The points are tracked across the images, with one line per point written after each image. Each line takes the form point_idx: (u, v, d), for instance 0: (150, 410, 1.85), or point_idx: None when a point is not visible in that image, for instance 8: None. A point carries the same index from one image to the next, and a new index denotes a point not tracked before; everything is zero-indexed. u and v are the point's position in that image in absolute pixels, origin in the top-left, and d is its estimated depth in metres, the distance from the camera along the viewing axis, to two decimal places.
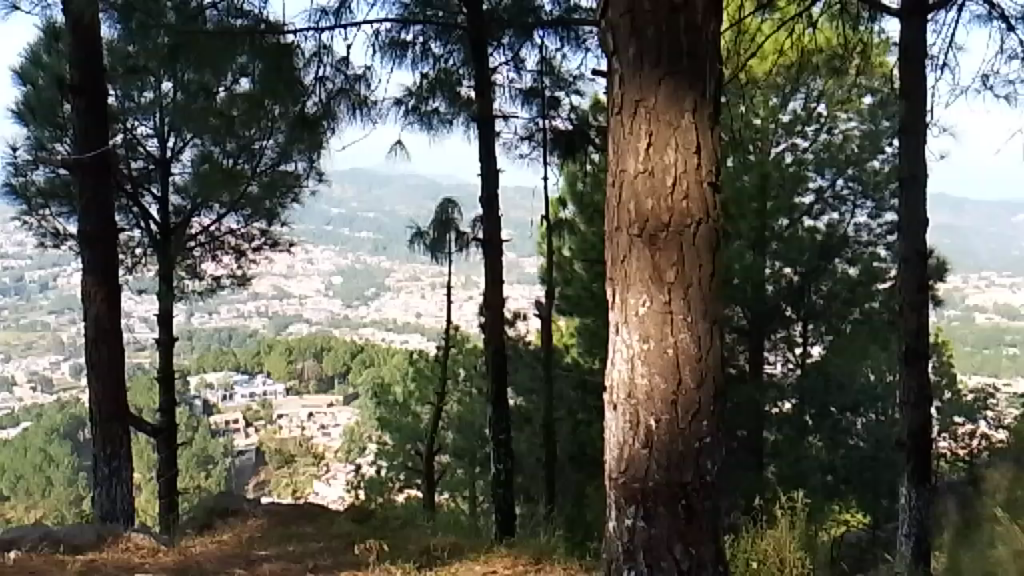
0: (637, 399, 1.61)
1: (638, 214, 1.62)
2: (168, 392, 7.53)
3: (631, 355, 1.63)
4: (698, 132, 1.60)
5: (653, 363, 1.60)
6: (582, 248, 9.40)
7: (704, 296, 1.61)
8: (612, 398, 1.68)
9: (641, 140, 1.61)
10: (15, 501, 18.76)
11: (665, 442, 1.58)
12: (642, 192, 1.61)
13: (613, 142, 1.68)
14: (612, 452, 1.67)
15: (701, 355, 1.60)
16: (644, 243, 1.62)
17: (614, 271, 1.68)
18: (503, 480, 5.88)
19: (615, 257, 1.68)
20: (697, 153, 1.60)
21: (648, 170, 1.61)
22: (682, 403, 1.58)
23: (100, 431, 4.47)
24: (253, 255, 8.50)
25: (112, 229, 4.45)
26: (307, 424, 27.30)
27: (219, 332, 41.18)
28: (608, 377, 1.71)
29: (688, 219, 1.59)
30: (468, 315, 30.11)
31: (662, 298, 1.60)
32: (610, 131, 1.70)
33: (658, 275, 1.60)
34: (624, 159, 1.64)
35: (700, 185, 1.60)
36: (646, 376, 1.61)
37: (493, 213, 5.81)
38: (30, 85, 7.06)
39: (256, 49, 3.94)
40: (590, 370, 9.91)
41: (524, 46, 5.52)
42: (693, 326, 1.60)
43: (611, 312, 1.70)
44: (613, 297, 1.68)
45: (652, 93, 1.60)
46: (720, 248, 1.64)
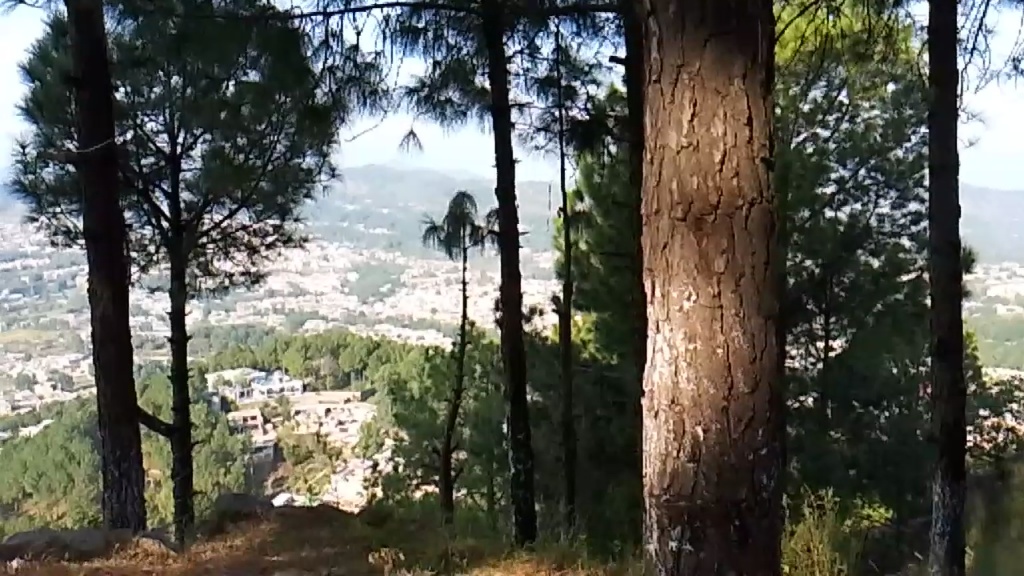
0: (682, 405, 1.46)
1: (680, 197, 1.47)
2: (182, 391, 7.42)
3: (675, 355, 1.47)
4: (749, 100, 1.43)
5: (699, 365, 1.44)
6: (600, 242, 9.24)
7: (758, 290, 1.45)
8: (653, 404, 1.52)
9: (685, 111, 1.45)
10: (38, 497, 18.87)
11: (714, 456, 1.43)
12: (686, 169, 1.46)
13: (651, 114, 1.53)
14: (653, 465, 1.51)
15: (754, 355, 1.44)
16: (689, 228, 1.46)
17: (654, 260, 1.52)
18: (523, 480, 5.73)
19: (655, 244, 1.52)
20: (749, 124, 1.43)
21: (692, 144, 1.45)
22: (735, 409, 1.43)
23: (109, 431, 4.35)
24: (265, 252, 8.35)
25: (118, 224, 4.33)
26: (325, 421, 27.33)
27: (237, 330, 41.30)
28: (647, 380, 1.55)
29: (738, 199, 1.43)
30: (482, 310, 30.04)
31: (710, 290, 1.44)
32: (647, 103, 1.54)
33: (705, 265, 1.44)
34: (664, 134, 1.49)
35: (753, 162, 1.44)
36: (691, 380, 1.45)
37: (510, 207, 5.68)
38: (38, 82, 6.96)
39: (263, 39, 3.80)
40: (609, 366, 9.77)
41: (540, 34, 5.41)
42: (745, 321, 1.44)
43: (650, 306, 1.55)
44: (654, 290, 1.52)
45: (697, 57, 1.44)
46: (775, 233, 1.48)
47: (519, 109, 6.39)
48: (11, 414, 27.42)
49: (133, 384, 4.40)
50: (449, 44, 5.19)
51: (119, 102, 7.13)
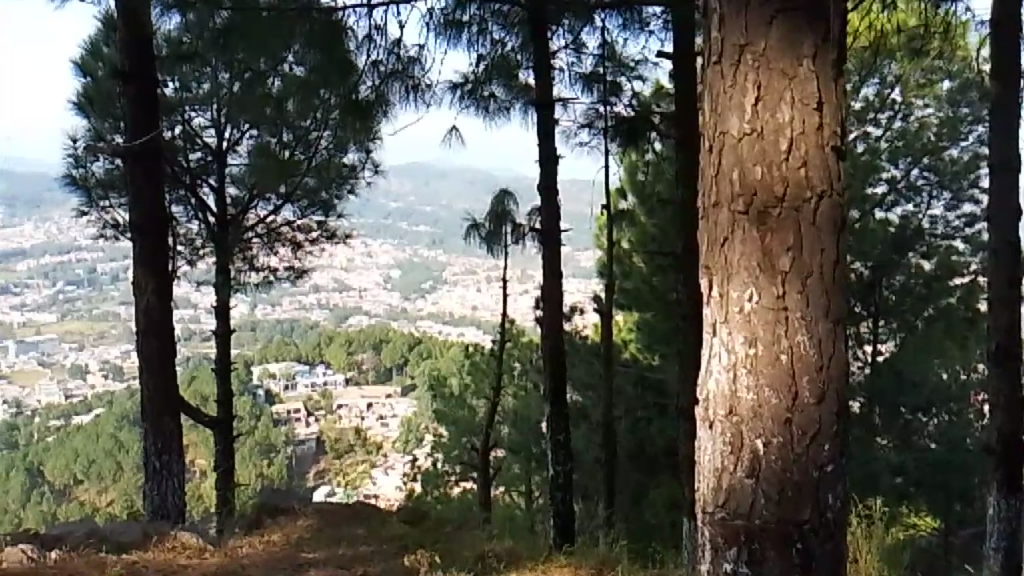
0: (741, 415, 1.36)
1: (740, 189, 1.37)
2: (225, 383, 7.47)
3: (733, 362, 1.38)
4: (819, 83, 1.33)
5: (760, 373, 1.34)
6: (642, 240, 9.10)
7: (826, 291, 1.34)
8: (707, 414, 1.43)
9: (748, 95, 1.36)
10: (89, 484, 19.26)
11: (775, 472, 1.33)
12: (749, 159, 1.36)
13: (710, 99, 1.44)
14: (707, 480, 1.42)
15: (821, 363, 1.34)
16: (751, 222, 1.36)
17: (711, 257, 1.43)
18: (561, 482, 5.65)
19: (713, 239, 1.43)
20: (819, 110, 1.33)
21: (755, 131, 1.35)
22: (798, 421, 1.33)
23: (152, 423, 4.37)
24: (309, 247, 8.44)
25: (163, 217, 4.35)
26: (367, 416, 27.57)
27: (281, 324, 41.84)
28: (702, 386, 1.46)
29: (805, 194, 1.33)
30: (522, 309, 30.09)
31: (774, 291, 1.34)
32: (705, 88, 1.45)
33: (769, 263, 1.34)
34: (725, 120, 1.39)
35: (822, 151, 1.34)
36: (751, 389, 1.35)
37: (552, 204, 5.60)
38: (89, 77, 7.06)
39: (310, 36, 3.77)
40: (650, 367, 9.67)
41: (586, 29, 5.31)
42: (811, 325, 1.33)
43: (705, 307, 1.45)
44: (710, 290, 1.43)
45: (762, 37, 1.34)
46: (845, 229, 1.37)
47: (563, 105, 6.30)
48: (64, 402, 28.08)
49: (175, 377, 4.41)
50: (493, 37, 5.07)
51: (167, 98, 7.27)
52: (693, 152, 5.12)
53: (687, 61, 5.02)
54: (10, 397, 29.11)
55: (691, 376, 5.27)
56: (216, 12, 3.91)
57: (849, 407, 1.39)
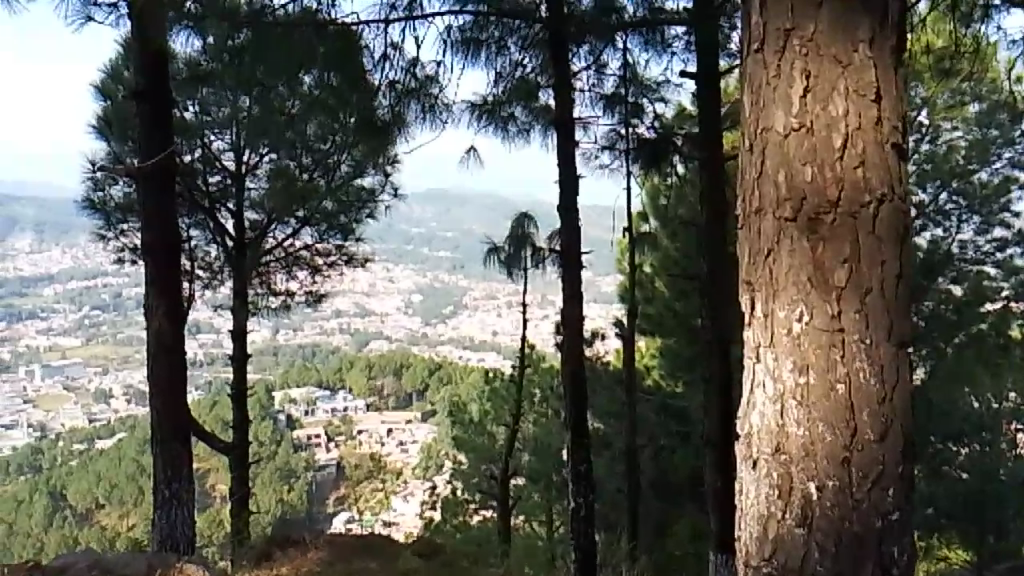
0: (789, 451, 1.22)
1: (788, 193, 1.25)
2: (240, 409, 7.34)
3: (780, 393, 1.24)
4: (877, 71, 1.21)
5: (813, 403, 1.20)
6: (665, 264, 8.94)
7: (887, 308, 1.20)
8: (751, 450, 1.28)
9: (796, 86, 1.24)
10: (110, 509, 19.18)
11: (831, 521, 1.18)
12: (798, 157, 1.23)
13: (751, 93, 1.32)
14: (750, 527, 1.27)
15: (883, 395, 1.19)
16: (801, 230, 1.23)
17: (755, 271, 1.30)
18: (583, 514, 5.44)
19: (756, 251, 1.30)
20: (877, 102, 1.21)
21: (804, 126, 1.23)
22: (858, 460, 1.18)
23: (161, 451, 4.25)
24: (327, 271, 8.32)
25: (175, 238, 4.27)
26: (387, 441, 27.43)
27: (302, 349, 41.91)
28: (745, 419, 1.32)
29: (861, 200, 1.20)
30: (542, 334, 29.93)
31: (828, 310, 1.20)
32: (745, 81, 1.34)
33: (821, 278, 1.21)
34: (769, 115, 1.27)
35: (881, 148, 1.21)
36: (802, 423, 1.21)
37: (572, 225, 5.45)
38: (109, 100, 7.07)
39: (328, 59, 3.72)
40: (673, 394, 9.47)
41: (608, 50, 5.24)
42: (871, 349, 1.19)
43: (747, 328, 1.32)
44: (754, 310, 1.30)
45: (812, 20, 1.23)
46: (908, 238, 1.23)
47: (582, 126, 6.16)
48: (87, 425, 28.12)
49: (186, 403, 4.30)
50: (512, 58, 4.98)
51: (187, 121, 7.12)
52: (715, 173, 4.99)
53: (712, 83, 4.93)
54: (35, 421, 29.29)
55: (716, 404, 5.11)
56: (234, 31, 3.75)
57: (915, 444, 1.23)
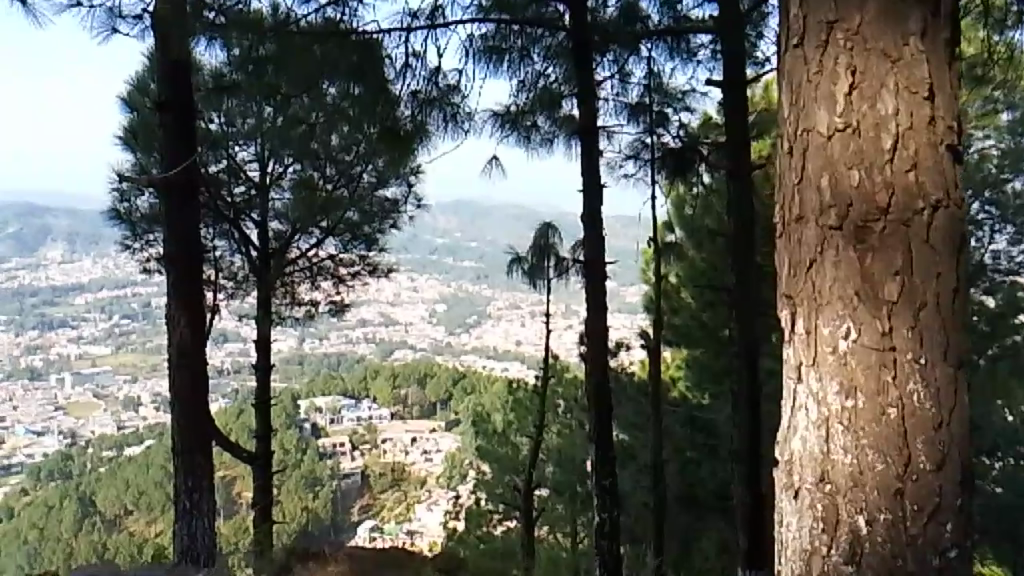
0: (835, 479, 1.16)
1: (832, 199, 1.20)
2: (265, 419, 7.33)
3: (825, 416, 1.18)
4: (929, 67, 1.15)
5: (862, 428, 1.14)
6: (691, 274, 8.81)
7: (943, 324, 1.14)
8: (794, 478, 1.22)
9: (841, 83, 1.19)
10: (138, 515, 19.32)
11: (882, 558, 1.11)
12: (843, 161, 1.18)
13: (791, 91, 1.27)
14: (793, 561, 1.22)
15: (939, 420, 1.12)
16: (847, 239, 1.18)
17: (799, 284, 1.24)
18: (608, 530, 5.35)
19: (798, 262, 1.24)
20: (931, 99, 1.15)
21: (850, 126, 1.17)
22: (911, 490, 1.11)
23: (182, 462, 4.22)
24: (351, 281, 8.33)
25: (198, 249, 4.24)
26: (411, 450, 27.42)
27: (328, 358, 42.10)
28: (786, 443, 1.26)
29: (912, 208, 1.14)
30: (566, 343, 29.77)
31: (878, 327, 1.14)
32: (785, 78, 1.29)
33: (871, 291, 1.15)
34: (811, 115, 1.22)
35: (935, 152, 1.15)
36: (850, 450, 1.15)
37: (596, 235, 5.37)
38: (135, 112, 7.10)
39: (352, 69, 3.71)
40: (700, 406, 9.34)
41: (632, 58, 5.21)
42: (926, 370, 1.13)
43: (789, 345, 1.27)
44: (797, 326, 1.24)
45: (858, 12, 1.17)
46: (966, 248, 1.17)
47: (606, 136, 6.10)
48: (116, 432, 28.40)
49: (208, 414, 4.28)
50: (535, 67, 4.97)
51: (212, 132, 7.14)
52: (741, 182, 4.91)
53: (738, 90, 4.83)
54: (66, 429, 29.65)
55: (745, 418, 5.01)
56: (259, 42, 3.74)
57: (973, 471, 1.16)
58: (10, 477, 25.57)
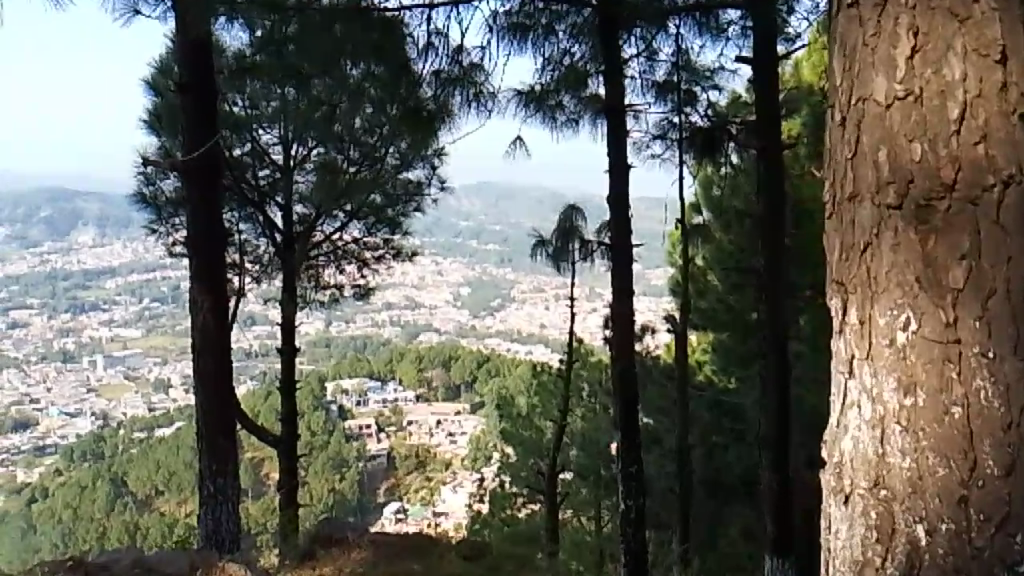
0: (891, 483, 1.09)
1: (891, 175, 1.11)
2: (290, 403, 7.35)
3: (880, 415, 1.11)
4: (1003, 26, 1.06)
5: (922, 428, 1.06)
6: (719, 257, 8.65)
7: (1015, 315, 1.03)
8: (847, 481, 1.15)
9: (904, 46, 1.10)
10: (168, 496, 19.58)
11: (942, 571, 1.03)
12: (904, 133, 1.09)
13: (844, 57, 1.19)
14: (845, 567, 1.15)
15: (1010, 421, 1.02)
16: (907, 221, 1.09)
17: (852, 269, 1.16)
18: (633, 517, 5.30)
19: (850, 245, 1.16)
20: (1003, 63, 1.06)
21: (912, 94, 1.09)
22: (977, 500, 1.02)
23: (207, 446, 4.21)
24: (375, 265, 8.29)
25: (220, 233, 4.21)
26: (436, 433, 27.54)
27: (353, 341, 42.33)
28: (835, 442, 1.19)
29: (982, 184, 1.05)
30: (590, 326, 29.59)
31: (941, 318, 1.05)
32: (838, 44, 1.21)
33: (935, 278, 1.06)
34: (868, 82, 1.14)
35: (1007, 121, 1.05)
36: (909, 452, 1.07)
37: (623, 218, 5.27)
38: (159, 95, 7.09)
39: (378, 49, 3.67)
40: (726, 391, 9.23)
41: (660, 36, 5.08)
42: (996, 365, 1.03)
43: (839, 336, 1.19)
44: (849, 315, 1.16)
45: None
46: None
47: (633, 115, 5.99)
48: (146, 414, 28.80)
49: (231, 399, 4.25)
50: (560, 46, 4.87)
51: (235, 115, 7.12)
52: (771, 162, 4.78)
53: (768, 68, 4.74)
54: (98, 410, 30.07)
55: (773, 405, 4.92)
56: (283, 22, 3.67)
57: None
58: (45, 457, 26.07)
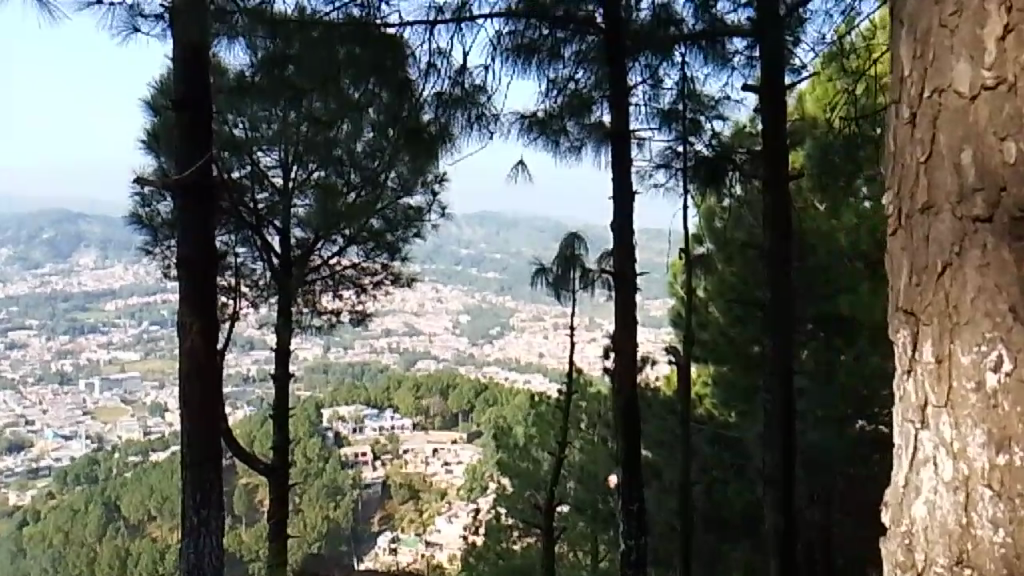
0: (979, 560, 0.84)
1: (978, 181, 0.87)
2: (282, 431, 7.14)
3: (965, 476, 0.86)
4: None
5: (1020, 493, 0.80)
6: (721, 289, 8.48)
7: None
8: (925, 554, 0.92)
9: (996, 25, 0.85)
10: (161, 521, 19.21)
11: None
12: (994, 127, 0.85)
13: (914, 42, 0.97)
14: None
15: None
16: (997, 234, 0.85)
17: (930, 297, 0.93)
18: (634, 558, 5.08)
19: (926, 266, 0.94)
20: None
21: (1003, 83, 0.84)
22: None
23: (191, 476, 4.01)
24: (373, 291, 8.15)
25: (211, 252, 4.02)
26: (433, 461, 27.18)
27: (352, 368, 42.04)
28: (908, 503, 0.96)
29: None
30: (590, 355, 29.39)
31: None
32: (905, 30, 0.99)
33: None
34: (946, 70, 0.91)
35: None
36: (1002, 524, 0.82)
37: (627, 244, 5.08)
38: (157, 115, 6.99)
39: (377, 65, 3.58)
40: (727, 425, 9.04)
41: (666, 64, 5.02)
42: None
43: (910, 377, 0.97)
44: (927, 351, 0.93)
45: None
46: None
47: (637, 143, 5.91)
48: (142, 437, 28.48)
49: (219, 427, 4.07)
50: (563, 71, 4.81)
51: (234, 137, 7.01)
52: (778, 194, 4.67)
53: (774, 98, 4.64)
54: (94, 433, 29.72)
55: (778, 442, 4.72)
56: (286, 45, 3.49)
57: None
58: (39, 480, 25.69)
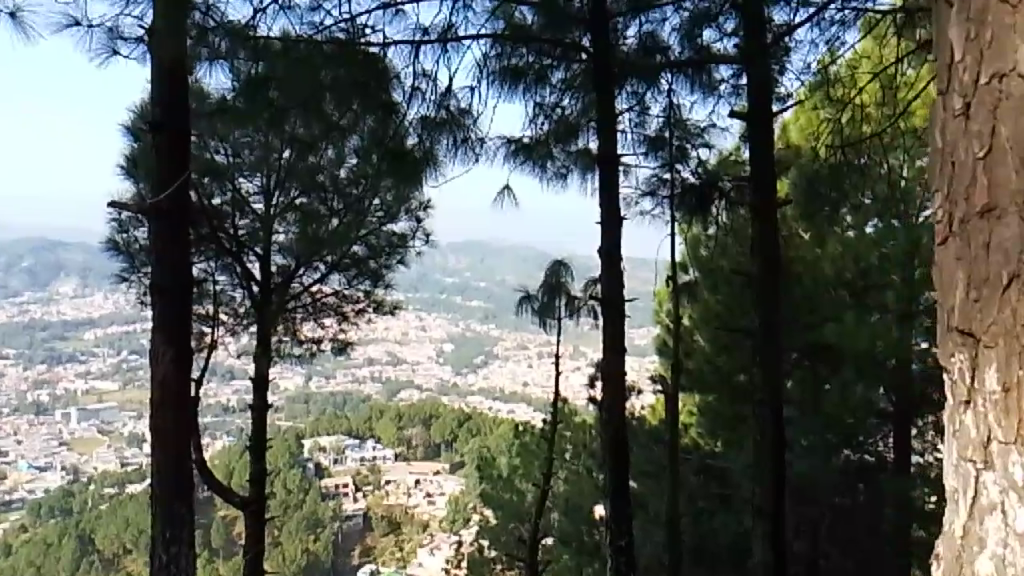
0: None
1: None
2: (259, 462, 6.92)
3: None
4: None
5: None
6: (706, 318, 8.41)
7: None
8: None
9: None
10: (136, 556, 18.68)
11: None
12: None
13: (963, 29, 1.12)
14: None
15: None
16: None
17: (989, 317, 1.05)
18: None
19: (983, 281, 1.06)
20: None
21: None
22: None
23: (161, 512, 3.85)
24: (355, 318, 8.04)
25: (185, 278, 3.87)
26: (416, 493, 26.72)
27: (334, 398, 41.45)
28: (974, 539, 1.06)
29: None
30: (574, 384, 29.11)
31: None
32: (951, 29, 1.15)
33: None
34: (1001, 60, 1.06)
35: None
36: None
37: (614, 270, 5.00)
38: (136, 140, 6.86)
39: (356, 85, 3.49)
40: (713, 455, 8.93)
41: (653, 91, 4.99)
42: None
43: (969, 409, 1.08)
44: (990, 378, 1.04)
45: None
46: None
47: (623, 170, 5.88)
48: (119, 469, 27.84)
49: (189, 460, 3.90)
50: (550, 96, 4.78)
51: (215, 162, 6.89)
52: (766, 219, 4.62)
53: (763, 124, 4.60)
54: (68, 464, 29.02)
55: (768, 472, 4.62)
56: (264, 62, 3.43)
57: None
58: (10, 513, 24.98)
